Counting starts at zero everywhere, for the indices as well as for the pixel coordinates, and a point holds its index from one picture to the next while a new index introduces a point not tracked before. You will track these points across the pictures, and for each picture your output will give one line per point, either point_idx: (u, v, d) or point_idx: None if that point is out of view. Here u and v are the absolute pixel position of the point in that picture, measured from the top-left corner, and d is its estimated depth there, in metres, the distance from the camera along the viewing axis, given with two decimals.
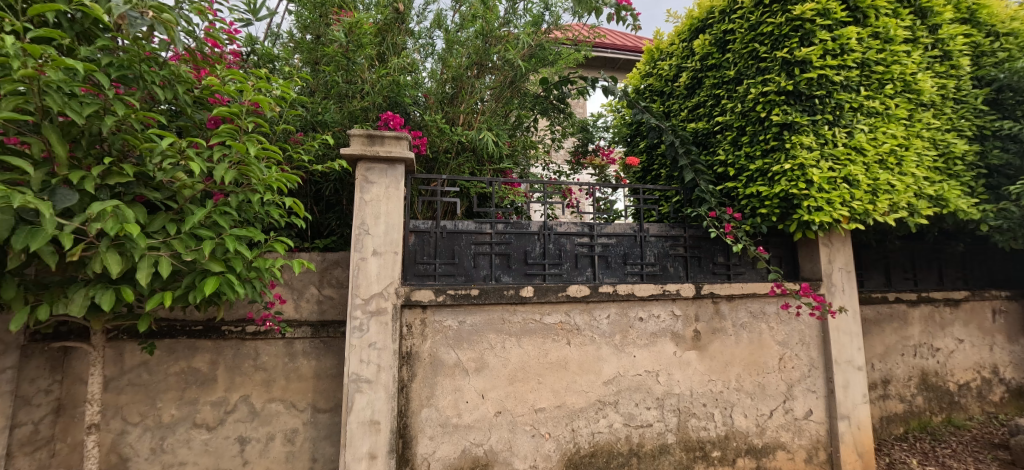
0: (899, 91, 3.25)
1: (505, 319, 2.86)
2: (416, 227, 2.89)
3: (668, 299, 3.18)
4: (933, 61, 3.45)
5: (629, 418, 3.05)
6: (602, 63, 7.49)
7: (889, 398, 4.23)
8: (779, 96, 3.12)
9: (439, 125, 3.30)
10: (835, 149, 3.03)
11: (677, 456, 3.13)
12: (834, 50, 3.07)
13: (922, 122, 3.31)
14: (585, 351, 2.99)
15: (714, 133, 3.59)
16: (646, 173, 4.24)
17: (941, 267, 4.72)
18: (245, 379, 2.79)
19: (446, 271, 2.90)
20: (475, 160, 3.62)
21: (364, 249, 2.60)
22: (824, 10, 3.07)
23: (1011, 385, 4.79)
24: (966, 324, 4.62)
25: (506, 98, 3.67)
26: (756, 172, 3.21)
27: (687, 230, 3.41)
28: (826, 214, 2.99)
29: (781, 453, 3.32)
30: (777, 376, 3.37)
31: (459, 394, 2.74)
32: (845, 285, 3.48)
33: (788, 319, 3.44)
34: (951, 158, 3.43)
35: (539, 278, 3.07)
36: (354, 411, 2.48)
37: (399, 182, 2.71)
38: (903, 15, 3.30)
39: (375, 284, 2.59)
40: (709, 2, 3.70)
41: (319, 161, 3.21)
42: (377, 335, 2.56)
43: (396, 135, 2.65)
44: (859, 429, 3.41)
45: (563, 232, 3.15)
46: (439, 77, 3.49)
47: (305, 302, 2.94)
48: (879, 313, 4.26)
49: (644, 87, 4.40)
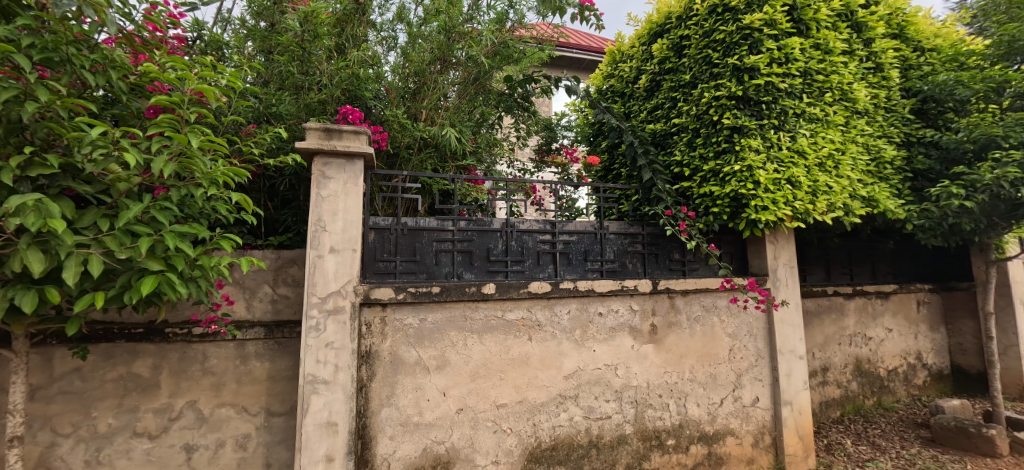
0: (837, 99, 3.48)
1: (466, 317, 2.86)
2: (377, 223, 2.83)
3: (627, 295, 3.28)
4: (867, 72, 3.72)
5: (589, 411, 3.13)
6: (569, 62, 7.58)
7: (827, 385, 4.54)
8: (730, 101, 3.28)
9: (400, 120, 3.22)
10: (780, 152, 3.20)
11: (634, 446, 3.24)
12: (780, 59, 3.25)
13: (858, 129, 3.56)
14: (546, 347, 3.04)
15: (671, 134, 3.72)
16: (608, 172, 4.34)
17: (874, 262, 5.10)
18: (192, 384, 2.65)
19: (407, 269, 2.86)
20: (438, 156, 3.58)
21: (320, 247, 2.53)
22: (771, 20, 3.25)
23: (932, 369, 5.26)
24: (894, 315, 5.02)
25: (470, 94, 3.65)
26: (709, 172, 3.36)
27: (645, 228, 3.52)
28: (771, 213, 3.16)
29: (731, 439, 3.51)
30: (727, 366, 3.54)
31: (420, 393, 2.72)
32: (789, 279, 3.70)
33: (737, 312, 3.62)
34: (881, 163, 3.72)
35: (502, 275, 3.08)
36: (310, 413, 2.41)
37: (358, 178, 2.64)
38: (841, 29, 3.54)
39: (333, 283, 2.52)
40: (667, 8, 3.82)
41: (273, 154, 3.07)
42: (335, 335, 2.50)
43: (355, 130, 2.57)
44: (799, 414, 3.65)
45: (525, 229, 3.18)
46: (402, 72, 3.46)
47: (257, 302, 2.82)
48: (818, 306, 4.58)
49: (606, 87, 4.49)
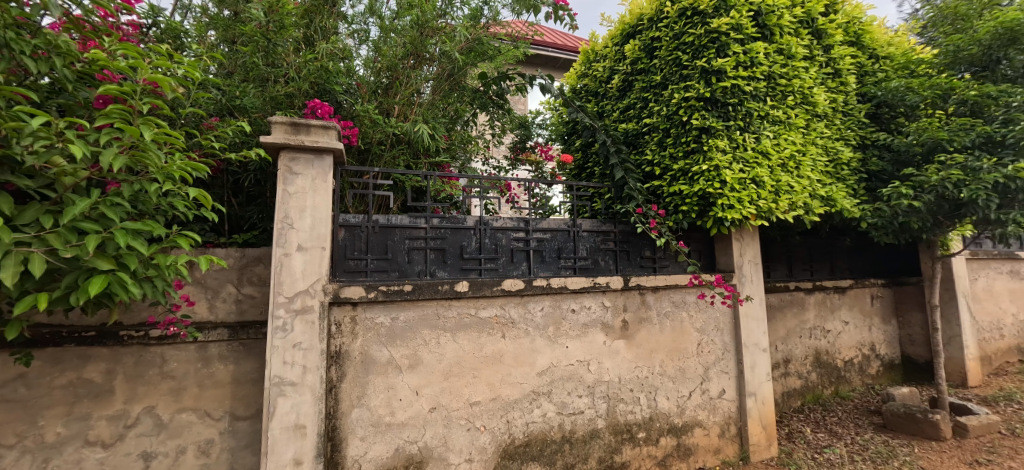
0: (798, 102, 3.62)
1: (439, 315, 2.84)
2: (347, 221, 2.77)
3: (599, 291, 3.33)
4: (827, 77, 3.88)
5: (562, 407, 3.16)
6: (544, 60, 7.60)
7: (789, 376, 4.74)
8: (698, 102, 3.37)
9: (372, 116, 3.18)
10: (745, 153, 3.31)
11: (606, 440, 3.30)
12: (745, 62, 3.36)
13: (817, 132, 3.72)
14: (520, 344, 3.05)
15: (643, 134, 3.78)
16: (581, 170, 4.38)
17: (832, 259, 5.34)
18: (150, 388, 2.54)
19: (378, 267, 2.81)
20: (411, 153, 3.52)
21: (288, 245, 2.45)
22: (737, 25, 3.35)
23: (885, 360, 5.55)
24: (850, 308, 5.28)
25: (445, 91, 3.60)
26: (678, 172, 3.43)
27: (617, 226, 3.57)
28: (736, 211, 3.26)
29: (698, 430, 3.61)
30: (695, 360, 3.65)
31: (392, 393, 2.69)
32: (753, 276, 3.84)
33: (705, 307, 3.73)
34: (839, 164, 3.90)
35: (475, 272, 3.08)
36: (276, 416, 2.35)
37: (327, 175, 2.58)
38: (802, 35, 3.68)
39: (300, 282, 2.46)
40: (639, 9, 3.87)
41: (236, 149, 2.95)
42: (303, 335, 2.43)
43: (324, 124, 2.51)
44: (762, 405, 3.80)
45: (499, 227, 3.18)
46: (374, 67, 3.39)
47: (221, 303, 2.73)
48: (781, 300, 4.76)
49: (580, 86, 4.53)
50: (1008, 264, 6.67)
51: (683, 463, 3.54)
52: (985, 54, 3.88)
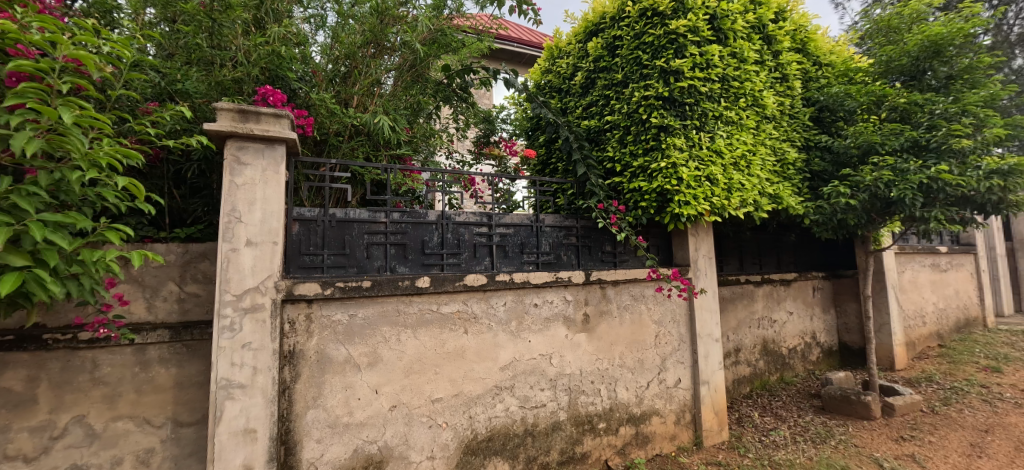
0: (750, 104, 3.77)
1: (399, 311, 2.77)
2: (301, 214, 2.65)
3: (561, 286, 3.36)
4: (776, 82, 4.07)
5: (525, 400, 3.18)
6: (509, 55, 7.58)
7: (739, 364, 4.97)
8: (657, 101, 3.44)
9: (329, 106, 3.03)
10: (700, 151, 3.41)
11: (568, 431, 3.35)
12: (701, 64, 3.46)
13: (766, 133, 3.90)
14: (482, 339, 3.03)
15: (604, 131, 3.83)
16: (545, 166, 4.39)
17: (779, 253, 5.64)
18: (80, 396, 2.34)
19: (335, 262, 2.71)
20: (371, 145, 3.41)
21: (235, 239, 2.32)
22: (694, 27, 3.45)
23: (824, 347, 5.94)
24: (795, 299, 5.61)
25: (407, 82, 3.50)
26: (638, 168, 3.50)
27: (579, 221, 3.61)
28: (692, 208, 3.37)
29: (656, 419, 3.73)
30: (653, 351, 3.76)
31: (350, 392, 2.61)
32: (707, 269, 3.99)
33: (663, 300, 3.84)
34: (786, 164, 4.10)
35: (437, 268, 3.02)
36: (224, 421, 2.22)
37: (279, 165, 2.45)
38: (754, 40, 3.83)
39: (250, 279, 2.33)
40: (602, 8, 3.91)
41: (176, 136, 2.73)
42: (253, 334, 2.31)
43: (275, 113, 2.38)
44: (714, 392, 3.97)
45: (462, 221, 3.13)
46: (331, 55, 3.29)
47: (161, 302, 2.55)
48: (732, 293, 4.99)
49: (544, 82, 4.53)
50: (930, 258, 7.29)
51: (642, 451, 3.65)
52: (913, 64, 4.19)
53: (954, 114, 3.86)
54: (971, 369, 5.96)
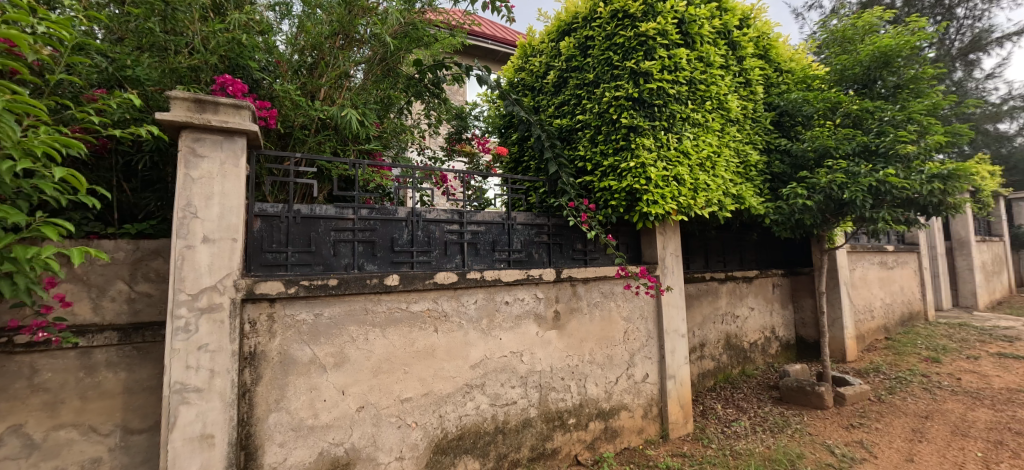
0: (715, 107, 3.88)
1: (367, 310, 2.71)
2: (263, 210, 2.54)
3: (532, 283, 3.36)
4: (740, 86, 4.21)
5: (495, 398, 3.17)
6: (483, 52, 7.53)
7: (704, 359, 5.13)
8: (627, 101, 3.49)
9: (293, 97, 2.93)
10: (668, 152, 3.49)
11: (538, 428, 3.36)
12: (670, 67, 3.53)
13: (730, 135, 4.02)
14: (452, 337, 3.00)
15: (576, 130, 3.86)
16: (517, 163, 4.39)
17: (742, 251, 5.84)
18: (16, 404, 2.18)
19: (300, 260, 2.62)
20: (339, 139, 3.31)
21: (191, 236, 2.20)
22: (663, 30, 3.51)
23: (783, 341, 6.20)
24: (756, 296, 5.83)
25: (377, 75, 3.41)
26: (608, 168, 3.54)
27: (550, 219, 3.62)
28: (660, 207, 3.44)
29: (624, 413, 3.80)
30: (621, 347, 3.82)
31: (315, 393, 2.53)
32: (674, 266, 4.09)
33: (631, 297, 3.91)
34: (748, 165, 4.25)
35: (407, 265, 2.97)
36: (178, 426, 2.11)
37: (239, 158, 2.34)
38: (720, 45, 3.94)
39: (206, 277, 2.22)
40: (575, 8, 3.93)
41: (124, 126, 2.55)
42: (210, 336, 2.21)
43: (235, 103, 2.26)
44: (680, 386, 4.08)
45: (432, 219, 3.09)
46: (296, 45, 3.17)
47: (108, 302, 2.40)
48: (698, 289, 5.13)
49: (517, 80, 4.52)
50: (878, 256, 7.72)
51: (610, 445, 3.71)
52: (865, 73, 4.42)
53: (901, 122, 4.09)
54: (913, 360, 6.35)
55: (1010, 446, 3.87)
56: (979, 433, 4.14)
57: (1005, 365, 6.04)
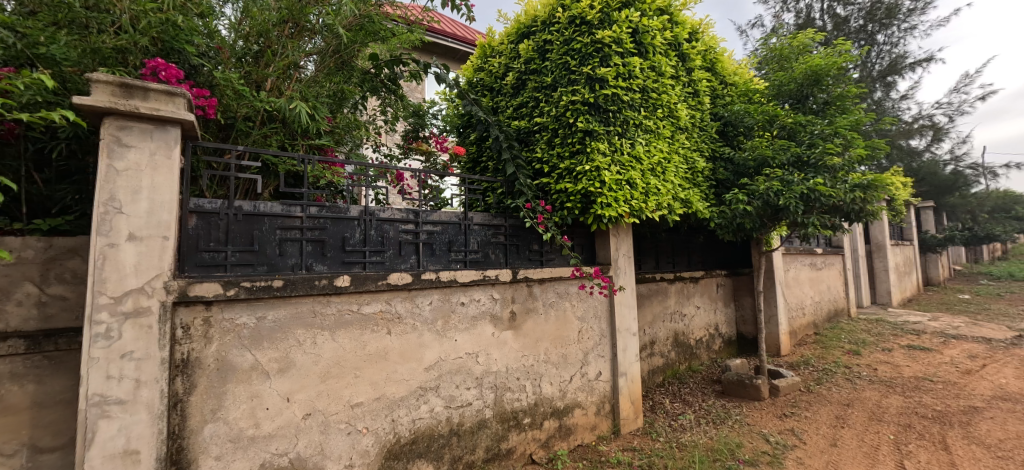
0: (666, 115, 4.02)
1: (315, 312, 2.58)
2: (199, 206, 2.36)
3: (488, 284, 3.34)
4: (689, 96, 4.39)
5: (450, 400, 3.12)
6: (442, 50, 7.43)
7: (654, 356, 5.30)
8: (583, 106, 3.55)
9: (235, 87, 2.73)
10: (621, 156, 3.57)
11: (493, 428, 3.35)
12: (624, 74, 3.62)
13: (680, 142, 4.19)
14: (406, 340, 2.93)
15: (534, 132, 3.87)
16: (475, 163, 4.36)
17: (690, 252, 6.10)
18: None
19: (241, 260, 2.46)
20: (286, 133, 3.15)
21: (114, 233, 2.01)
22: (618, 38, 3.60)
23: (726, 337, 6.54)
24: (701, 295, 6.11)
25: (329, 68, 3.27)
26: (564, 170, 3.59)
27: (507, 220, 3.62)
28: (613, 210, 3.51)
29: (578, 411, 3.86)
30: (576, 347, 3.88)
31: (256, 402, 2.39)
32: (626, 267, 4.20)
33: (586, 297, 3.98)
34: (696, 172, 4.44)
35: (359, 266, 2.86)
36: (96, 443, 1.92)
37: (172, 149, 2.17)
38: (671, 56, 4.09)
39: (132, 278, 2.04)
40: (534, 11, 3.95)
41: (35, 109, 2.29)
42: (135, 342, 2.02)
43: (168, 90, 2.09)
44: (631, 383, 4.21)
45: (386, 218, 3.00)
46: (240, 31, 2.98)
47: (14, 307, 2.15)
48: (648, 289, 5.31)
49: (476, 80, 4.48)
50: (809, 257, 8.32)
51: (564, 443, 3.75)
52: (799, 90, 4.75)
53: (829, 135, 4.42)
54: (838, 352, 6.89)
55: (916, 429, 4.27)
56: (892, 417, 4.54)
57: (913, 356, 6.68)
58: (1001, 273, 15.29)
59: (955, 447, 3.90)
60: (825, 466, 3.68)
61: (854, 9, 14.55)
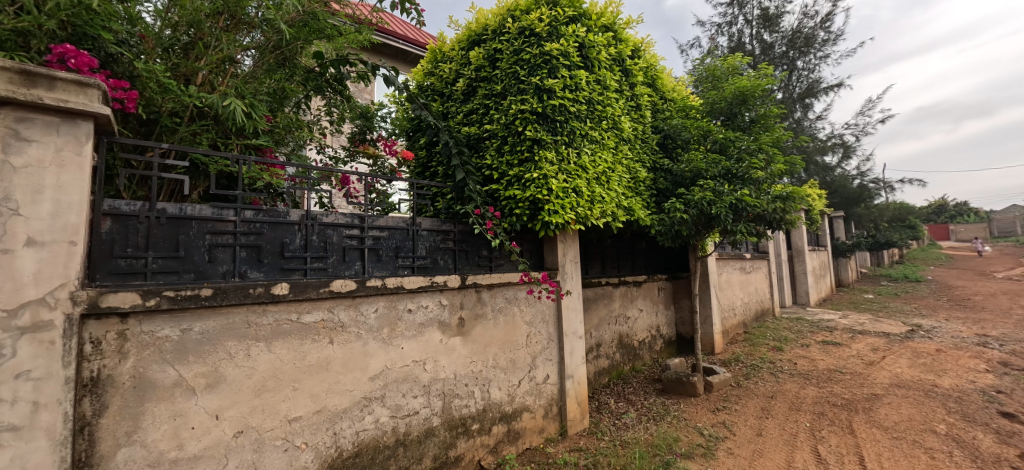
0: (610, 127, 4.18)
1: (249, 323, 2.43)
2: (115, 208, 2.16)
3: (436, 290, 3.29)
4: (632, 109, 4.58)
5: (396, 410, 3.04)
6: (392, 51, 7.30)
7: (600, 357, 5.46)
8: (532, 115, 3.60)
9: (160, 79, 2.50)
10: (568, 165, 3.66)
11: (441, 436, 3.29)
12: (571, 86, 3.72)
13: (623, 153, 4.36)
14: (349, 349, 2.81)
15: (484, 139, 3.88)
16: (424, 168, 4.30)
17: (634, 257, 6.35)
18: None
19: (164, 267, 2.26)
20: (219, 130, 2.94)
21: (9, 238, 1.78)
22: (566, 52, 3.70)
23: (666, 338, 6.86)
24: (644, 298, 6.38)
25: (269, 64, 3.10)
26: (513, 177, 3.62)
27: (456, 225, 3.59)
28: (560, 217, 3.59)
29: (527, 414, 3.89)
30: (524, 351, 3.91)
31: (180, 421, 2.20)
32: (573, 272, 4.30)
33: (534, 302, 4.02)
34: (638, 181, 4.64)
35: (299, 273, 2.73)
36: None
37: (82, 145, 1.96)
38: (615, 71, 4.26)
39: (32, 289, 1.81)
40: (484, 20, 3.97)
41: None
42: (33, 360, 1.80)
43: (79, 80, 1.90)
44: (577, 385, 4.31)
45: (329, 223, 2.87)
46: (167, 19, 2.72)
47: None
48: (594, 293, 5.46)
49: (426, 84, 4.42)
50: (739, 262, 8.95)
51: (513, 447, 3.77)
52: (729, 108, 5.10)
53: (754, 151, 4.79)
54: (764, 349, 7.44)
55: (829, 416, 4.69)
56: (808, 406, 4.97)
57: (827, 350, 7.34)
58: (898, 275, 17.19)
59: (860, 431, 4.33)
60: (751, 454, 3.95)
61: (778, 36, 15.85)
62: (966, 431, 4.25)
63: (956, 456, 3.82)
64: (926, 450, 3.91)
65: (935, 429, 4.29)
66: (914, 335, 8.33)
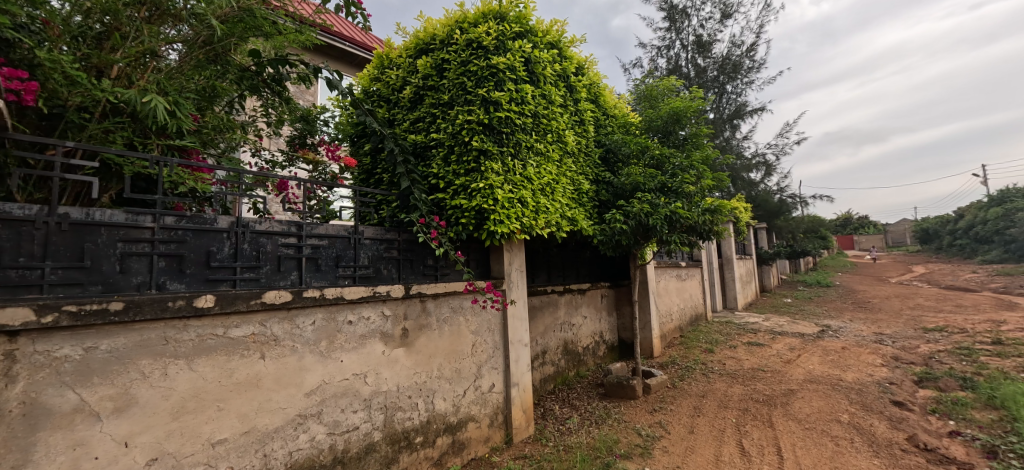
0: (555, 140, 4.29)
1: (168, 339, 2.23)
2: (5, 212, 1.91)
3: (378, 300, 3.19)
4: (576, 123, 4.73)
5: (334, 426, 2.90)
6: (339, 53, 7.07)
7: (545, 364, 5.53)
8: (478, 126, 3.62)
9: (66, 70, 2.28)
10: (514, 176, 3.70)
11: (382, 451, 3.18)
12: (517, 99, 3.78)
13: (567, 166, 4.50)
14: (283, 364, 2.66)
15: (430, 147, 3.84)
16: (369, 175, 4.19)
17: (579, 265, 6.50)
18: None
19: (65, 278, 2.03)
20: (138, 129, 2.70)
21: None
22: (512, 66, 3.77)
23: (609, 343, 7.08)
24: (588, 305, 6.55)
25: (198, 60, 2.90)
26: (459, 187, 3.61)
27: (400, 234, 3.52)
28: (506, 226, 3.61)
29: (472, 424, 3.85)
30: (469, 360, 3.89)
31: (81, 451, 1.98)
32: (518, 281, 4.34)
33: (479, 311, 4.01)
34: (581, 192, 4.80)
35: (227, 284, 2.54)
36: None
37: None
38: (560, 86, 4.39)
39: None
40: (433, 29, 3.95)
41: None
42: None
43: None
44: (522, 393, 4.33)
45: (263, 230, 2.71)
46: (78, 5, 2.45)
47: None
48: (540, 301, 5.54)
49: (372, 90, 4.33)
50: (675, 269, 9.45)
51: (457, 458, 3.71)
52: (664, 126, 5.42)
53: (686, 167, 5.12)
54: (697, 351, 7.89)
55: (751, 411, 5.05)
56: (735, 403, 5.33)
57: (752, 350, 7.92)
58: (812, 281, 18.89)
59: (778, 423, 4.70)
60: (684, 451, 4.16)
61: (710, 61, 17.05)
62: (865, 419, 4.74)
63: (856, 442, 4.24)
64: (832, 438, 4.31)
65: (839, 419, 4.75)
66: (824, 335, 9.18)
